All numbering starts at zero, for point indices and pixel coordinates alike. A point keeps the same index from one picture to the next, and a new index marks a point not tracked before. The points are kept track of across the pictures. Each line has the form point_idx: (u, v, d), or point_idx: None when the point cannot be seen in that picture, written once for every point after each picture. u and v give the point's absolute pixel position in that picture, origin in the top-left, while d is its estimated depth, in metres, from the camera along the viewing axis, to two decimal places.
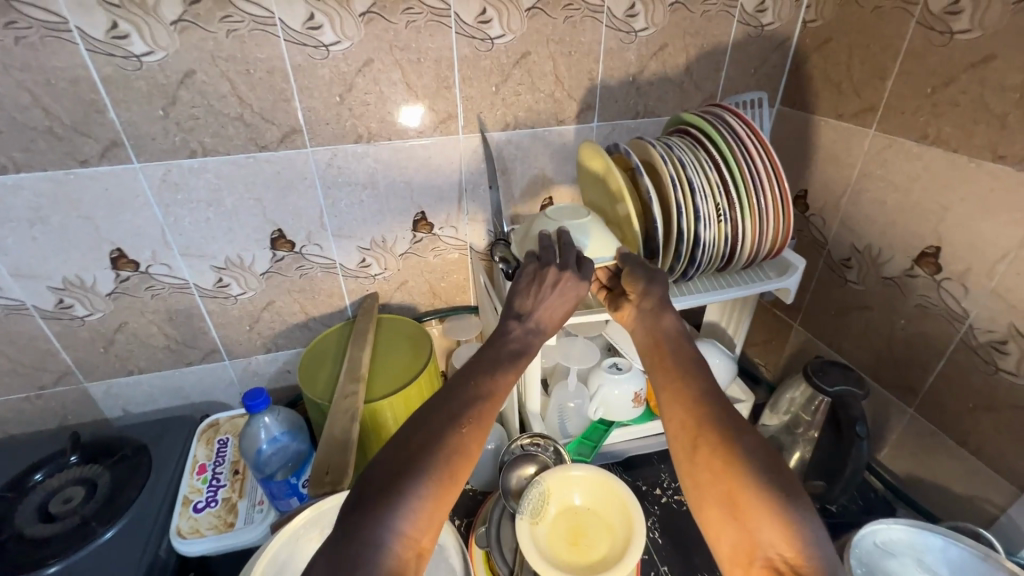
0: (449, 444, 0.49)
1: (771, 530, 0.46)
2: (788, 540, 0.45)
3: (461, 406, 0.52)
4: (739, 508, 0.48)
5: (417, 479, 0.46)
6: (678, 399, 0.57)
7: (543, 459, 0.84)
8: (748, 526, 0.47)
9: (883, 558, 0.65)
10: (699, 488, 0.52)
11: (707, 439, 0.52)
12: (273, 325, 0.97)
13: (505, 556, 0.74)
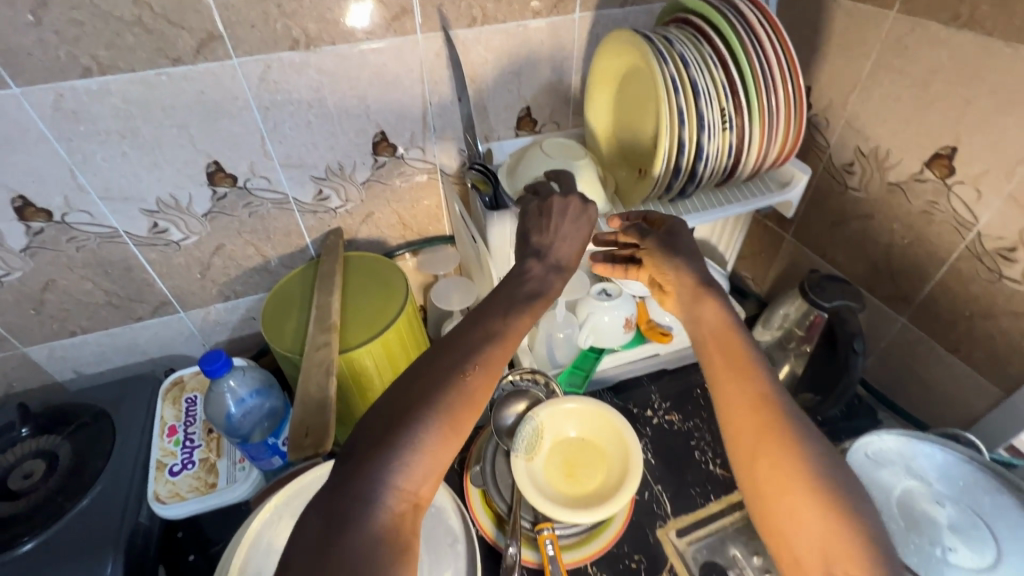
0: (459, 392, 0.44)
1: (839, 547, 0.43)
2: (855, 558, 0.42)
3: (467, 349, 0.47)
4: (791, 514, 0.45)
5: (417, 429, 0.41)
6: (737, 394, 0.53)
7: (535, 394, 0.81)
8: (804, 535, 0.45)
9: (874, 469, 0.66)
10: (756, 486, 0.48)
11: (771, 439, 0.49)
12: (227, 271, 0.87)
13: (502, 493, 0.73)
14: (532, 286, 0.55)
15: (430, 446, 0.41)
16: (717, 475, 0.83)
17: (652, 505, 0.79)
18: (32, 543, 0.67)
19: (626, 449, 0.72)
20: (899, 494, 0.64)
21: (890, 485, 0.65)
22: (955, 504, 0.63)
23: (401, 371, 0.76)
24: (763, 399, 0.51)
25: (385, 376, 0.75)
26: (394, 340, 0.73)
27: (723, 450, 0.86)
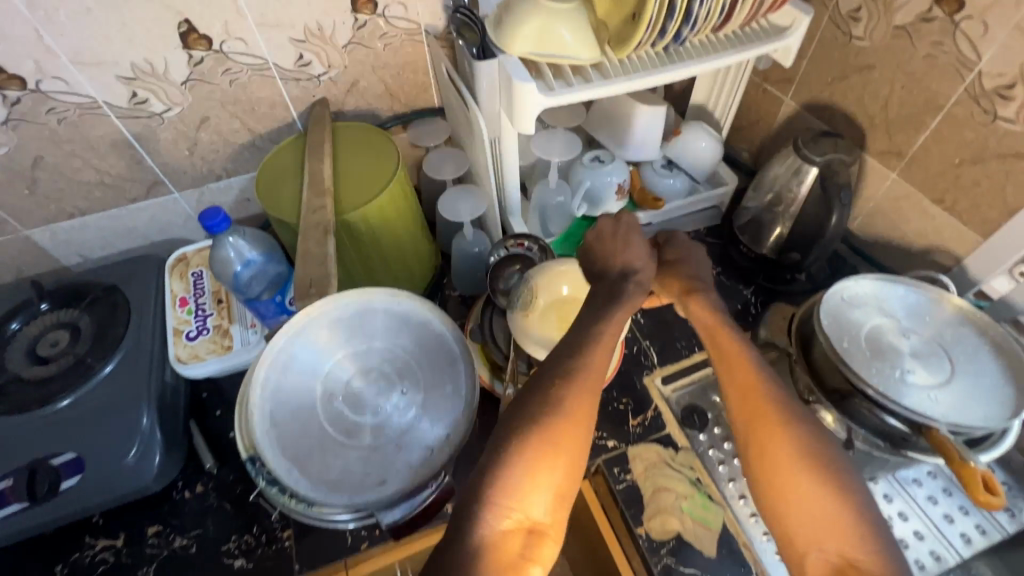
0: (541, 420, 0.49)
1: (830, 530, 0.48)
2: (845, 538, 0.48)
3: (538, 392, 0.50)
4: (794, 501, 0.50)
5: (503, 469, 0.47)
6: (737, 383, 0.57)
7: (529, 258, 0.82)
8: (803, 511, 0.50)
9: (849, 309, 0.70)
10: (765, 482, 0.52)
11: (775, 430, 0.53)
12: (215, 147, 0.86)
13: (499, 346, 0.79)
14: (606, 290, 0.58)
15: (518, 466, 0.47)
16: None
17: (639, 358, 0.86)
18: (71, 399, 0.73)
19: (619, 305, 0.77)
20: (869, 329, 0.69)
21: (861, 322, 0.69)
22: (919, 336, 0.68)
23: (397, 236, 0.78)
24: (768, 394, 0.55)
25: (382, 241, 0.77)
26: (391, 203, 0.74)
27: None
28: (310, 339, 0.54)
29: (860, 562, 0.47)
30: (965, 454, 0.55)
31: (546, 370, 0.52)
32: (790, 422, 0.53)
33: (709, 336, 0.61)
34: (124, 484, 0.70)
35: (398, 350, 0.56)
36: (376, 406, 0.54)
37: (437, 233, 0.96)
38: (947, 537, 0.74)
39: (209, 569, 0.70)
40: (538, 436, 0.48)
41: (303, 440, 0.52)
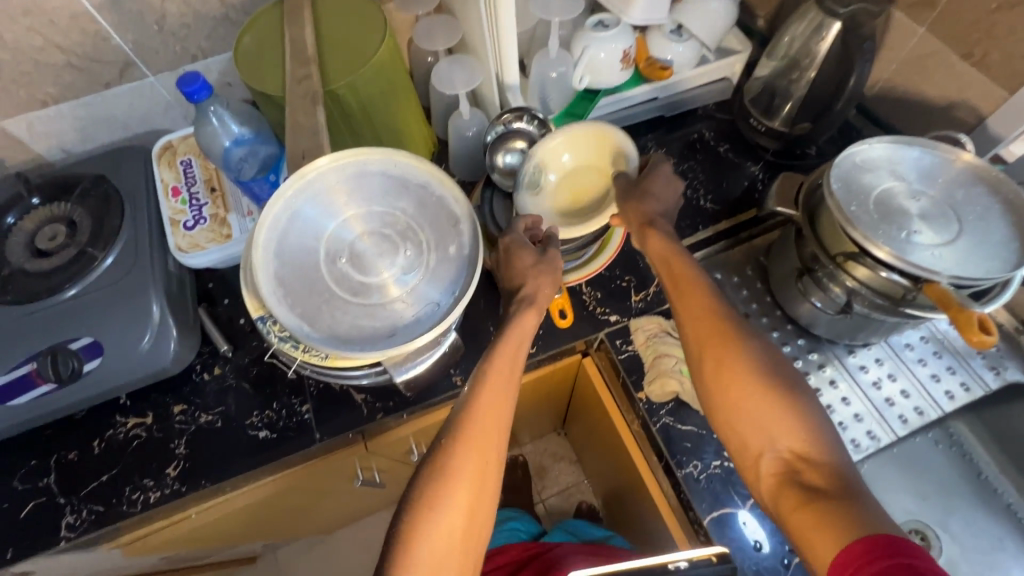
0: (432, 511, 0.53)
1: (780, 429, 0.56)
2: (792, 433, 0.56)
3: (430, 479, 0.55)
4: (746, 411, 0.58)
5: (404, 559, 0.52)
6: (693, 315, 0.63)
7: (529, 133, 0.80)
8: (754, 421, 0.57)
9: (859, 173, 0.68)
10: (725, 400, 0.59)
11: (729, 349, 0.60)
12: (186, 21, 0.79)
13: (499, 225, 0.78)
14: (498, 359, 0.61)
15: (417, 558, 0.52)
16: (706, 209, 0.89)
17: None
18: (78, 289, 0.73)
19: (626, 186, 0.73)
20: (880, 192, 0.67)
21: (873, 185, 0.68)
22: (929, 198, 0.66)
23: (391, 112, 0.75)
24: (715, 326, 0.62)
25: (376, 116, 0.74)
26: (380, 73, 0.70)
27: (714, 187, 0.91)
28: (310, 202, 0.53)
29: (809, 453, 0.54)
30: (962, 302, 0.54)
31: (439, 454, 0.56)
32: (741, 338, 0.61)
33: (668, 277, 0.66)
34: (144, 365, 0.73)
35: (400, 211, 0.54)
36: (381, 264, 0.52)
37: (431, 116, 0.92)
38: (932, 394, 0.78)
39: (236, 440, 0.75)
40: (438, 509, 0.53)
41: (309, 299, 0.51)
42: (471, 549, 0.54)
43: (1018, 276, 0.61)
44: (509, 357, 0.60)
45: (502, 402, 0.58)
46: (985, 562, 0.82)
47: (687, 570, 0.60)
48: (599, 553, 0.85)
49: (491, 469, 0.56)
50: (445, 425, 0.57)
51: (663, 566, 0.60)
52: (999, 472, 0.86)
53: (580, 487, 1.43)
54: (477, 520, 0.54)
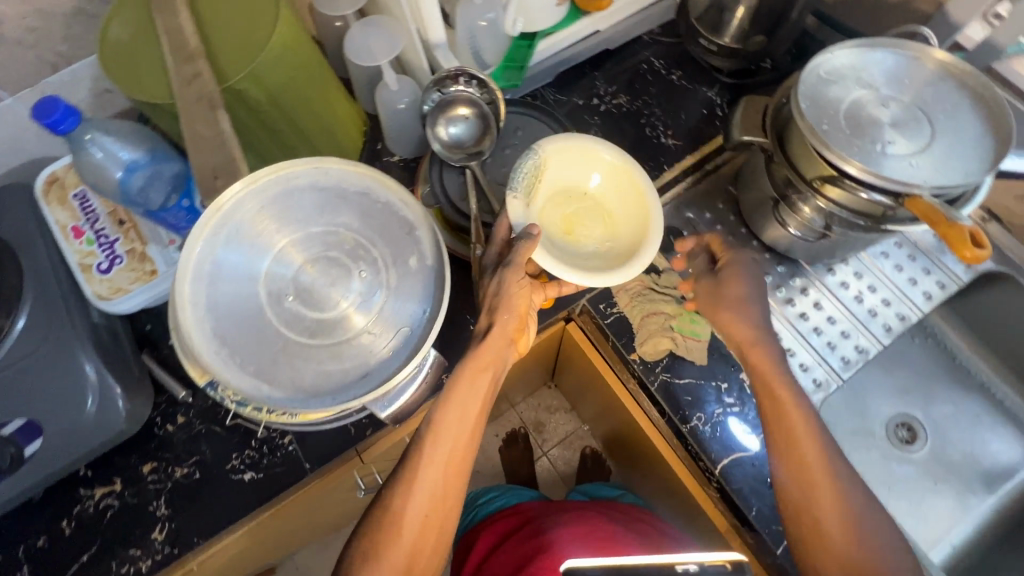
0: (404, 510, 0.58)
1: (837, 510, 0.58)
2: (848, 515, 0.58)
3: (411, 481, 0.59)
4: (817, 489, 0.59)
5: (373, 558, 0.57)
6: (766, 391, 0.63)
7: (470, 97, 0.72)
8: (822, 498, 0.58)
9: (826, 86, 0.64)
10: (792, 475, 0.60)
11: (802, 427, 0.61)
12: (29, 22, 0.64)
13: (455, 206, 0.71)
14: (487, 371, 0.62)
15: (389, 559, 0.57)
16: (668, 146, 0.84)
17: None
18: None
19: (647, 220, 0.67)
20: (849, 104, 0.63)
21: (841, 98, 0.64)
22: (899, 103, 0.63)
23: (307, 100, 0.65)
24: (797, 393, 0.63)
25: (292, 109, 0.64)
26: (284, 55, 0.59)
27: (672, 120, 0.85)
28: (234, 237, 0.44)
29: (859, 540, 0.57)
30: (949, 214, 0.52)
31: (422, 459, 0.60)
32: (815, 426, 0.62)
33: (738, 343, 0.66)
34: (97, 435, 0.65)
35: (344, 228, 0.46)
36: (336, 293, 0.44)
37: (355, 90, 0.81)
38: (910, 297, 0.80)
39: (221, 487, 0.69)
40: (410, 509, 0.58)
41: (261, 353, 0.43)
42: (438, 547, 0.60)
43: (990, 178, 0.59)
44: (476, 376, 0.62)
45: (465, 416, 0.61)
46: (966, 439, 0.87)
47: (698, 573, 0.48)
48: (599, 536, 0.77)
49: (454, 477, 0.61)
50: (416, 432, 0.62)
51: (669, 566, 0.48)
52: (971, 354, 0.90)
53: (579, 433, 1.46)
54: (436, 517, 0.59)
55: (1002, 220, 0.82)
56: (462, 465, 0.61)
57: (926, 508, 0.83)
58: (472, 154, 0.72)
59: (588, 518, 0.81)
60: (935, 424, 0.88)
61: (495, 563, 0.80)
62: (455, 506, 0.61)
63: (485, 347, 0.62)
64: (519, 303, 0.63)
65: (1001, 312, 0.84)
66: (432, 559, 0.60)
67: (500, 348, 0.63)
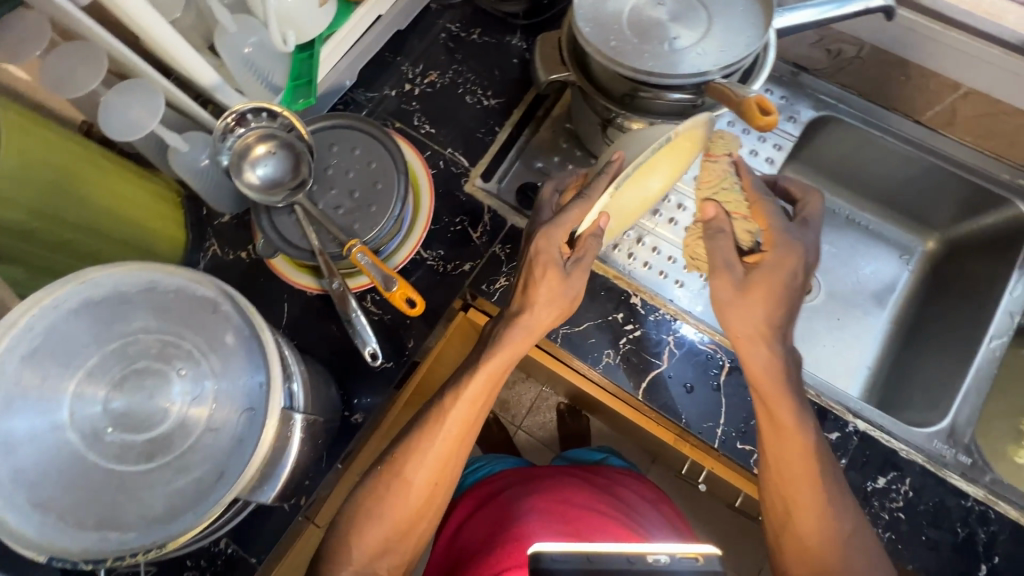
0: (411, 470, 0.61)
1: (819, 518, 0.59)
2: (830, 527, 0.59)
3: (428, 444, 0.61)
4: (807, 500, 0.59)
5: (373, 516, 0.60)
6: (780, 411, 0.60)
7: (266, 130, 0.66)
8: (809, 507, 0.59)
9: (604, 2, 0.64)
10: (783, 482, 0.61)
11: (806, 448, 0.60)
12: None
13: (299, 247, 0.67)
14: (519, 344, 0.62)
15: (390, 516, 0.60)
16: (493, 107, 0.82)
17: (451, 170, 0.79)
18: None
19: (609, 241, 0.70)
20: (629, 13, 0.63)
21: (620, 10, 0.64)
22: None
23: (86, 200, 0.58)
24: (816, 485, 0.60)
25: (70, 215, 0.57)
26: (27, 164, 0.52)
27: (488, 80, 0.83)
28: (12, 396, 0.40)
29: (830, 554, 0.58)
30: (737, 92, 0.55)
31: (442, 430, 0.61)
32: (822, 453, 0.61)
33: (750, 380, 0.62)
34: None
35: (141, 333, 0.43)
36: (156, 405, 0.41)
37: (149, 162, 0.73)
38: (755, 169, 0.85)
39: None
40: (417, 471, 0.61)
41: (96, 501, 0.40)
42: (441, 506, 0.64)
43: (771, 38, 0.63)
44: (509, 360, 0.62)
45: (488, 396, 0.62)
46: (851, 270, 0.94)
47: (669, 565, 0.44)
48: (568, 513, 0.69)
49: (465, 449, 0.63)
50: (439, 396, 0.63)
51: (640, 558, 0.44)
52: (829, 195, 0.97)
53: (544, 394, 1.39)
54: (443, 484, 0.62)
55: (809, 70, 0.88)
56: (473, 439, 0.63)
57: (837, 344, 0.90)
58: (294, 188, 0.67)
59: (558, 491, 0.73)
60: (821, 268, 0.94)
61: (467, 531, 0.74)
62: (460, 473, 0.64)
63: (520, 332, 0.61)
64: (550, 293, 0.59)
65: (839, 151, 0.91)
66: (433, 523, 0.63)
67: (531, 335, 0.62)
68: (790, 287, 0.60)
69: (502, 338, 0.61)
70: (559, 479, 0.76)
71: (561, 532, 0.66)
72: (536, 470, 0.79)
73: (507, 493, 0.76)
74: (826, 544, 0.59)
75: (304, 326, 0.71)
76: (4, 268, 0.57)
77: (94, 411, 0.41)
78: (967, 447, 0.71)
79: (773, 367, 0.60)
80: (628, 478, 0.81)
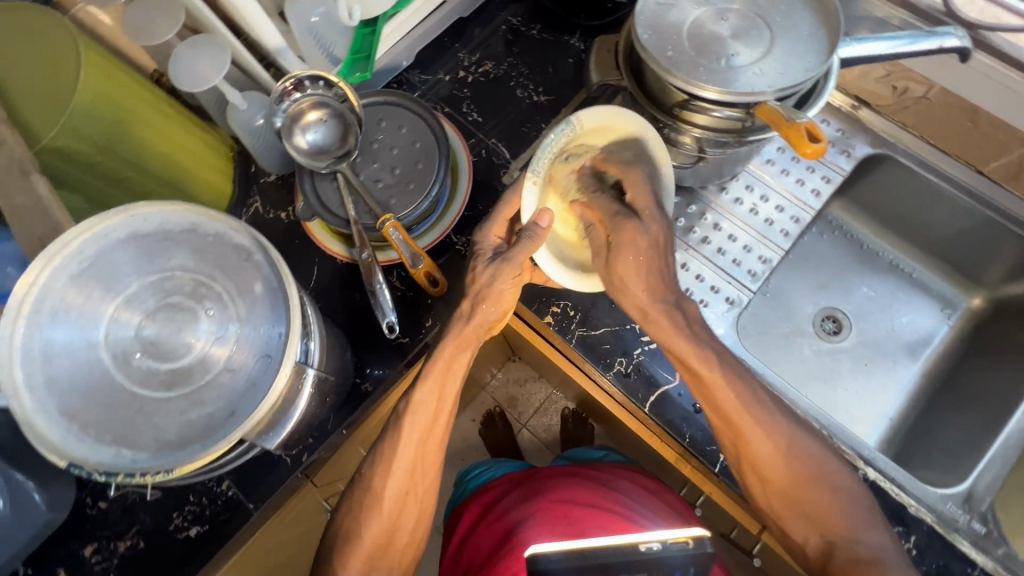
0: (384, 484, 0.62)
1: (791, 481, 0.61)
2: (804, 487, 0.61)
3: (392, 454, 0.62)
4: (772, 467, 0.61)
5: (356, 536, 0.61)
6: (718, 399, 0.61)
7: (319, 98, 0.69)
8: (776, 471, 0.61)
9: (666, 12, 0.64)
10: (746, 462, 0.62)
11: (753, 424, 0.61)
12: None
13: (335, 213, 0.69)
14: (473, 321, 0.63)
15: (372, 536, 0.61)
16: (542, 103, 0.83)
17: (492, 160, 0.80)
18: None
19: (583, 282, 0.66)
20: (690, 25, 0.63)
21: (680, 21, 0.63)
22: (736, 14, 0.63)
23: (146, 142, 0.61)
24: (751, 415, 0.61)
25: (130, 154, 0.60)
26: (101, 101, 0.55)
27: (541, 76, 0.84)
28: (56, 310, 0.43)
29: (815, 509, 0.61)
30: (789, 115, 0.53)
31: (404, 437, 0.62)
32: (770, 418, 0.62)
33: (676, 356, 0.62)
34: (22, 531, 0.62)
35: (178, 269, 0.45)
36: (183, 339, 0.44)
37: (210, 115, 0.76)
38: (802, 199, 0.82)
39: (169, 550, 0.68)
40: (389, 485, 0.62)
41: (116, 419, 0.42)
42: (422, 517, 0.65)
43: (834, 64, 0.61)
44: (454, 355, 0.63)
45: (442, 398, 0.63)
46: (885, 317, 0.91)
47: (661, 550, 0.58)
48: (571, 514, 0.69)
49: (432, 453, 0.64)
50: (392, 412, 0.64)
51: (635, 548, 0.58)
52: (875, 237, 0.93)
53: (553, 398, 1.39)
54: (414, 494, 0.63)
55: (871, 105, 0.85)
56: (438, 445, 0.64)
57: (860, 390, 0.87)
58: (339, 156, 0.70)
59: (559, 497, 0.72)
60: (855, 310, 0.91)
61: (472, 544, 0.74)
62: (432, 483, 0.64)
63: (465, 326, 0.63)
64: (492, 292, 0.62)
65: (890, 192, 0.87)
66: (413, 537, 0.64)
67: (478, 330, 0.64)
68: (654, 257, 0.61)
69: (444, 340, 0.63)
70: (557, 480, 0.75)
71: (561, 531, 0.66)
72: (532, 474, 0.78)
73: (507, 501, 0.76)
74: (777, 463, 0.61)
75: (330, 290, 0.74)
76: (68, 197, 0.61)
77: (127, 336, 0.44)
78: (982, 516, 0.69)
79: (675, 325, 0.61)
80: (625, 472, 0.79)
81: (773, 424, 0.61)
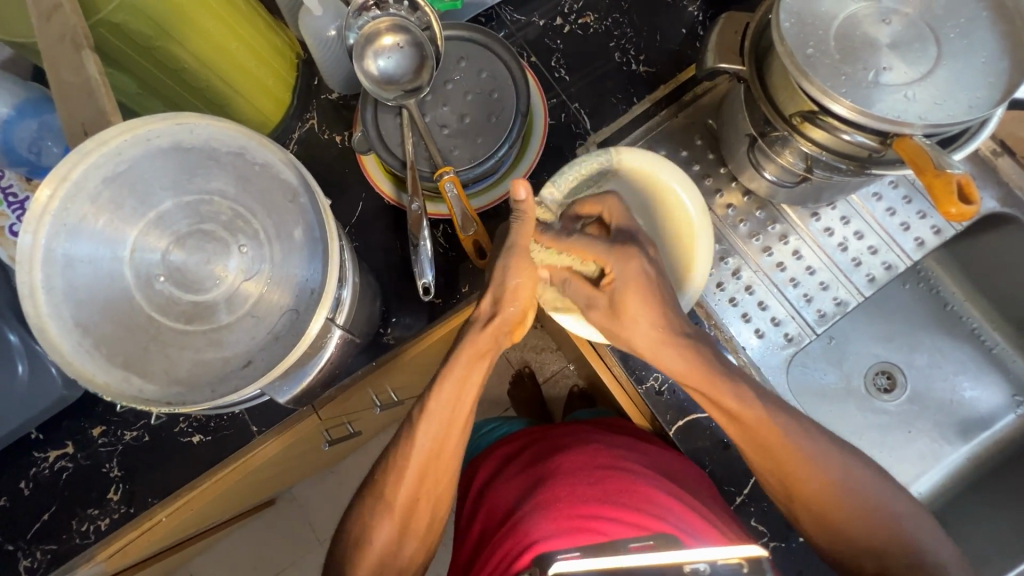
0: (393, 479, 0.60)
1: (822, 484, 0.56)
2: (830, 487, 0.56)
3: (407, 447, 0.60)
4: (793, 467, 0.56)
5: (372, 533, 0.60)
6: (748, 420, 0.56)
7: (403, 22, 0.62)
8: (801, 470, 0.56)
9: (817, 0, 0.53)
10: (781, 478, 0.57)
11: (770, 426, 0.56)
12: None
13: (393, 152, 0.64)
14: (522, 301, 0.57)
15: (384, 535, 0.60)
16: (639, 75, 0.74)
17: (569, 127, 0.74)
18: None
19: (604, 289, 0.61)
20: (842, 21, 0.53)
21: (833, 14, 0.53)
22: (902, 18, 0.53)
23: (214, 40, 0.56)
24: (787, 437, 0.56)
25: (196, 52, 0.55)
26: None
27: (646, 43, 0.74)
28: (83, 215, 0.41)
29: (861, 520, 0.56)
30: (937, 160, 0.45)
31: (417, 432, 0.59)
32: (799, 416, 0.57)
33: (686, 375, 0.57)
34: (36, 401, 0.63)
35: (217, 194, 0.44)
36: (211, 271, 0.43)
37: (281, 12, 0.69)
38: (899, 245, 0.73)
39: (171, 449, 0.69)
40: (400, 487, 0.60)
41: (130, 341, 0.42)
42: (438, 520, 0.63)
43: (998, 112, 0.51)
44: (472, 363, 0.58)
45: (458, 402, 0.59)
46: (946, 388, 0.82)
47: (710, 574, 0.44)
48: (566, 499, 0.58)
49: (449, 452, 0.60)
50: (408, 415, 0.61)
51: (679, 568, 0.45)
52: (964, 299, 0.84)
53: (566, 372, 1.34)
54: (429, 498, 0.61)
55: (1016, 154, 0.74)
56: (457, 445, 0.61)
57: (896, 455, 0.81)
58: (409, 90, 0.63)
59: (554, 482, 0.60)
60: (916, 374, 0.83)
61: (466, 519, 0.69)
62: (450, 481, 0.62)
63: (480, 333, 0.58)
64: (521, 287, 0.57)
65: (1002, 257, 0.77)
66: (433, 523, 0.62)
67: (494, 336, 0.58)
68: None
69: (458, 348, 0.58)
70: (577, 439, 0.67)
71: (591, 498, 0.57)
72: (543, 435, 0.71)
73: (522, 458, 0.69)
74: (822, 486, 0.56)
75: (371, 232, 0.70)
76: (119, 77, 0.56)
77: (148, 263, 0.43)
78: None
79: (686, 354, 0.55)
80: (648, 447, 0.65)
81: (815, 442, 0.56)
